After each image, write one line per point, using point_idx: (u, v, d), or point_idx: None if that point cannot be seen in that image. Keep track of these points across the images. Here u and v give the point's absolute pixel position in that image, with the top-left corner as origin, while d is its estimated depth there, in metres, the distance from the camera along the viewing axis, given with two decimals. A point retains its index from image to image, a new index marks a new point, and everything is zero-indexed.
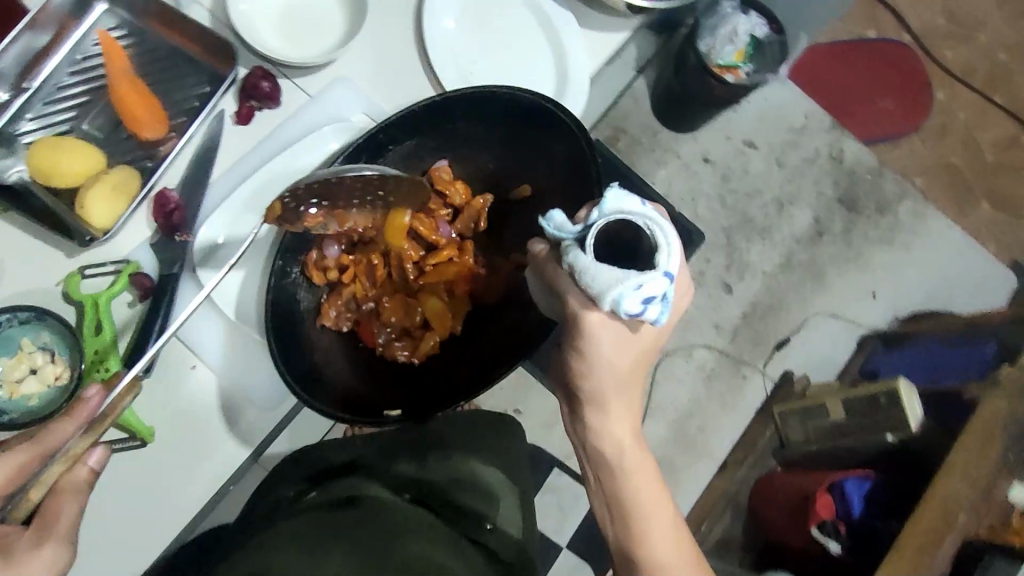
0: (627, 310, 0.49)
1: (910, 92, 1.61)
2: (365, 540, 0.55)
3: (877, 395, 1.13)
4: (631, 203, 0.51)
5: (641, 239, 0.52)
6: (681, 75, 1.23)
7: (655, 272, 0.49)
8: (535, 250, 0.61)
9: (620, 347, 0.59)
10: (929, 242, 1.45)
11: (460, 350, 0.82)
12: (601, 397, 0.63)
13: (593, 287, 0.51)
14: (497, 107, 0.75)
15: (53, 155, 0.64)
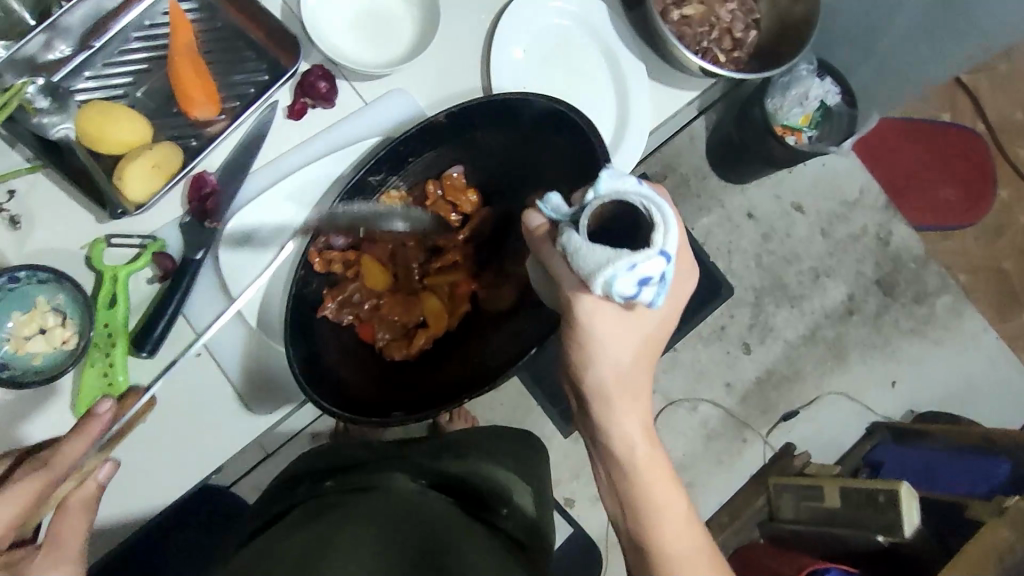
0: (621, 293, 0.47)
1: (974, 186, 1.54)
2: (370, 532, 0.54)
3: (875, 492, 1.06)
4: (626, 184, 0.48)
5: (637, 218, 0.48)
6: (743, 126, 1.15)
7: (649, 252, 0.45)
8: (530, 225, 0.56)
9: (619, 336, 0.55)
10: (962, 342, 1.40)
11: (460, 345, 0.81)
12: (611, 393, 0.57)
13: (585, 269, 0.48)
14: (520, 121, 0.75)
15: (103, 123, 0.68)
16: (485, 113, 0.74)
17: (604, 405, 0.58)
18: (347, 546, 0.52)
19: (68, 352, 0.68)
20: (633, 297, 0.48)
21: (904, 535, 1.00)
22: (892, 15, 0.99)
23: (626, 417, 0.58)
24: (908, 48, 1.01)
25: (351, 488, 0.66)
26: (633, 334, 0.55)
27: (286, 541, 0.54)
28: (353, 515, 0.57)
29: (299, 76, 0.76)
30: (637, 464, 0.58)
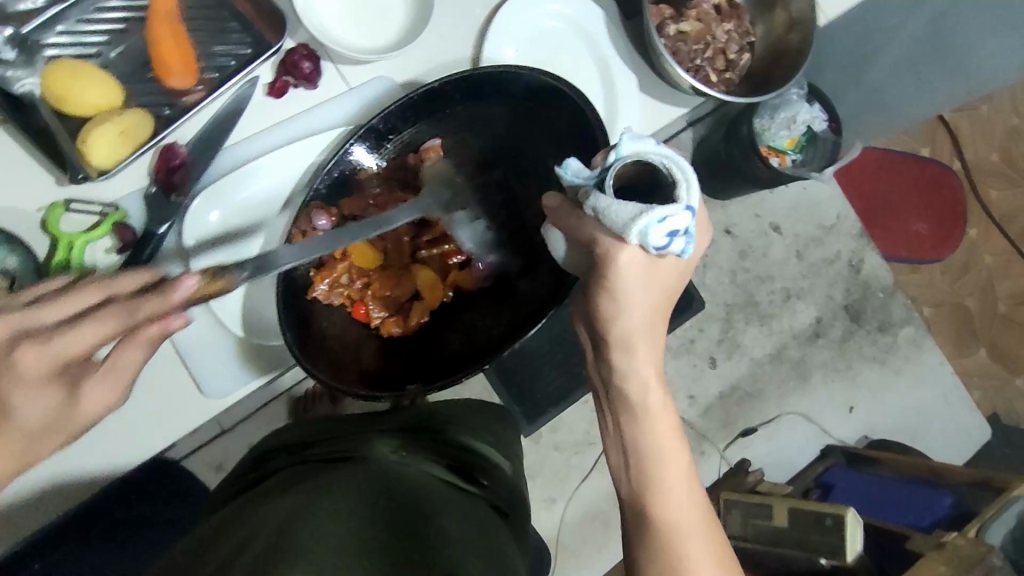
0: (654, 243, 0.48)
1: (945, 225, 1.58)
2: (359, 511, 0.52)
3: (823, 514, 1.08)
4: (645, 145, 0.49)
5: (659, 176, 0.49)
6: (729, 144, 1.15)
7: (677, 205, 0.47)
8: (549, 199, 0.58)
9: (650, 287, 0.54)
10: (920, 374, 1.43)
11: (454, 314, 0.81)
12: (633, 341, 0.56)
13: (615, 227, 0.49)
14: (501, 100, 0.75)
15: (71, 83, 0.65)
16: (467, 88, 0.73)
17: (623, 353, 0.56)
18: (322, 523, 0.49)
19: None
20: (665, 247, 0.49)
21: (847, 560, 1.04)
22: (883, 48, 1.00)
23: (644, 369, 0.57)
24: (896, 83, 1.03)
25: (325, 461, 0.62)
26: (661, 283, 0.54)
27: (254, 518, 0.51)
28: (328, 489, 0.54)
29: (283, 53, 0.74)
30: (649, 414, 0.57)
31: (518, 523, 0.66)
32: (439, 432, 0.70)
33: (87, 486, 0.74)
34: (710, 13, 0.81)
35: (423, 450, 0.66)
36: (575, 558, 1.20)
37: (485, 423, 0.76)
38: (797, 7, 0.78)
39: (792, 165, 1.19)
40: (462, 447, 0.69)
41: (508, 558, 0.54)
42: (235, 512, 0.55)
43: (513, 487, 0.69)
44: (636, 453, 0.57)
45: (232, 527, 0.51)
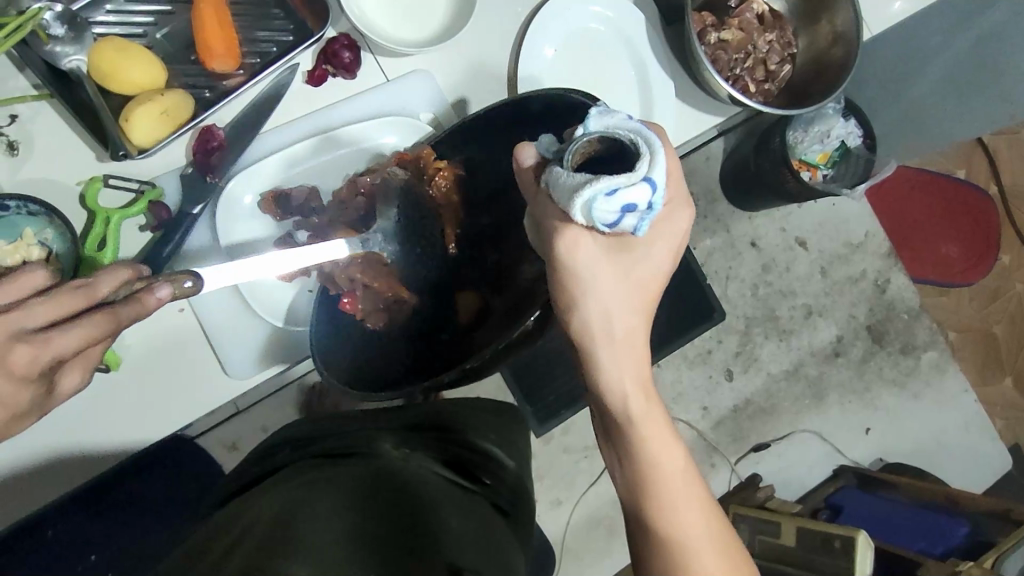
0: (602, 219, 0.44)
1: (976, 249, 1.55)
2: (361, 503, 0.53)
3: (831, 537, 1.06)
4: (615, 118, 0.45)
5: (626, 152, 0.44)
6: (760, 156, 1.14)
7: (631, 177, 0.42)
8: (519, 163, 0.54)
9: (617, 289, 0.55)
10: (941, 399, 1.41)
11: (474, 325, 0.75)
12: (615, 336, 0.56)
13: (565, 202, 0.45)
14: (537, 130, 0.70)
15: (115, 60, 0.66)
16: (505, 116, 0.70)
17: (606, 350, 0.56)
18: (320, 517, 0.50)
19: None
20: (616, 223, 0.44)
21: None
22: (927, 63, 0.98)
23: (628, 364, 0.56)
24: (935, 100, 1.00)
25: (329, 454, 0.63)
26: (628, 285, 0.55)
27: (256, 507, 0.53)
28: (330, 482, 0.55)
29: (324, 42, 0.74)
30: (630, 413, 0.56)
31: (524, 523, 0.67)
32: (443, 428, 0.70)
33: (105, 458, 0.75)
34: (753, 22, 0.80)
35: (428, 448, 0.66)
36: (577, 562, 1.20)
37: (490, 422, 0.75)
38: (842, 20, 0.76)
39: (823, 180, 1.17)
40: (467, 443, 0.68)
41: (509, 557, 0.55)
42: (238, 503, 0.56)
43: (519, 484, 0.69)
44: (624, 442, 0.57)
45: (234, 515, 0.53)
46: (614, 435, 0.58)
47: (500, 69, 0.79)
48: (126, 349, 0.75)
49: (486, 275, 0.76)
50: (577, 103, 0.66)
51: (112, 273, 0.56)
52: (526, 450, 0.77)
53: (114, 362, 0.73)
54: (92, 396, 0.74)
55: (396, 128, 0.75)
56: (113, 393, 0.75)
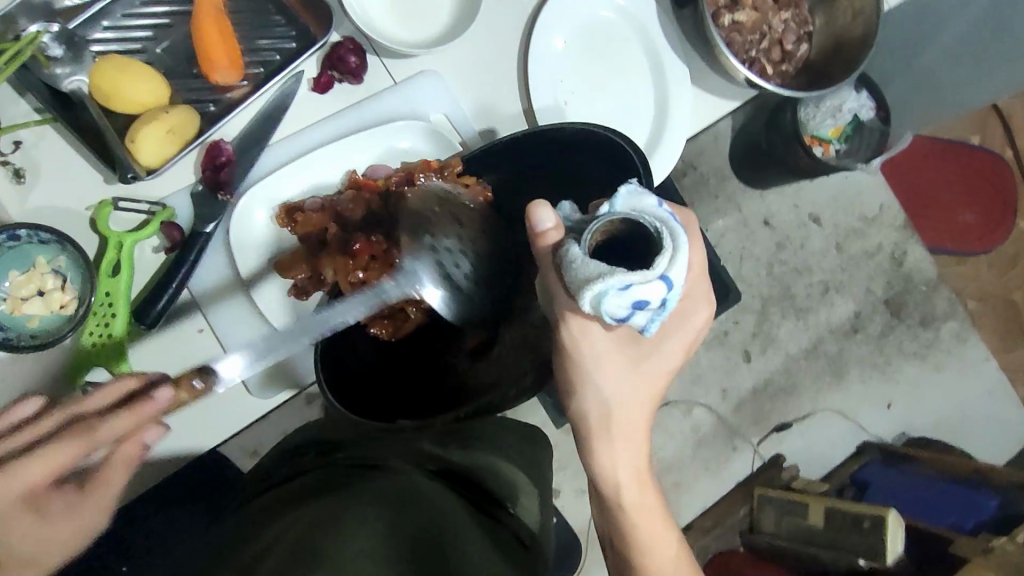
0: (611, 313, 0.40)
1: (993, 215, 1.52)
2: (390, 519, 0.52)
3: (861, 517, 1.05)
4: (643, 203, 0.42)
5: (646, 241, 0.42)
6: (772, 134, 1.11)
7: (647, 274, 0.39)
8: (536, 228, 0.48)
9: (617, 382, 0.54)
10: (963, 370, 1.39)
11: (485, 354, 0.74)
12: (614, 428, 0.55)
13: (575, 283, 0.42)
14: (569, 158, 0.71)
15: (117, 79, 0.65)
16: (541, 147, 0.70)
17: (604, 439, 0.56)
18: (350, 532, 0.49)
19: (66, 318, 0.66)
20: (625, 319, 0.41)
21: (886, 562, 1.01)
22: (945, 27, 0.95)
23: (623, 461, 0.56)
24: (954, 66, 0.98)
25: (354, 463, 0.63)
26: (629, 378, 0.54)
27: (277, 528, 0.52)
28: (358, 496, 0.54)
29: (328, 47, 0.73)
30: (625, 506, 0.56)
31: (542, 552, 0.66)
32: (468, 442, 0.70)
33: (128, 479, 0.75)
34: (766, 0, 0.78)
35: (454, 462, 0.66)
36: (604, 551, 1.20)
37: (516, 444, 0.76)
38: None
39: (835, 154, 1.15)
40: (490, 466, 0.69)
41: None
42: (258, 520, 0.56)
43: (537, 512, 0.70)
44: (617, 531, 0.57)
45: (255, 535, 0.53)
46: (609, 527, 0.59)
47: (509, 64, 0.77)
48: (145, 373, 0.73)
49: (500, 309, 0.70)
50: (594, 133, 0.68)
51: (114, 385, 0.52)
52: (549, 474, 0.78)
53: None
54: None
55: (407, 131, 0.74)
56: None
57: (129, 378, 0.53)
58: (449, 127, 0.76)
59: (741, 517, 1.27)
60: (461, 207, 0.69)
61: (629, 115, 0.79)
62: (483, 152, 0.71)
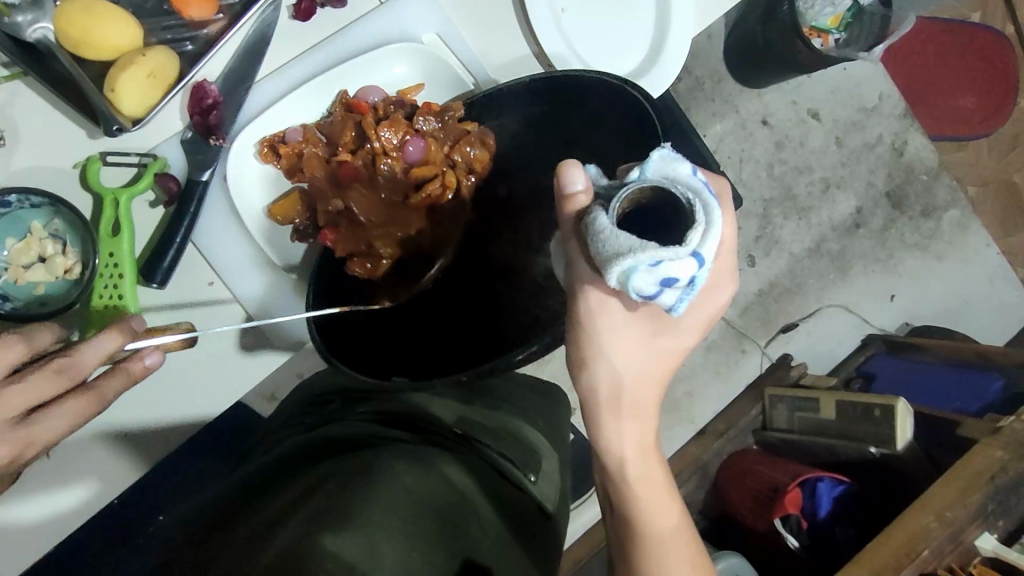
0: (639, 289, 0.39)
1: (995, 97, 1.48)
2: (426, 475, 0.57)
3: (871, 407, 1.06)
4: (677, 172, 0.40)
5: (678, 211, 0.40)
6: (768, 28, 1.06)
7: (679, 251, 0.37)
8: (566, 187, 0.46)
9: (628, 357, 0.53)
10: (963, 257, 1.40)
11: (477, 310, 0.72)
12: (622, 404, 0.55)
13: (602, 255, 0.40)
14: (580, 106, 0.67)
15: (86, 22, 0.61)
16: (556, 93, 0.67)
17: (615, 413, 0.55)
18: (390, 477, 0.54)
19: (72, 282, 0.65)
20: (653, 295, 0.40)
21: (896, 448, 1.01)
22: None
23: (630, 435, 0.56)
24: None
25: (387, 419, 0.69)
26: (639, 351, 0.52)
27: (321, 468, 0.58)
28: (399, 450, 0.59)
29: None
30: (629, 477, 0.57)
31: (561, 525, 0.72)
32: (491, 409, 0.79)
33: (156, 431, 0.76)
34: None
35: (475, 424, 0.74)
36: None
37: (539, 410, 0.87)
38: None
39: (835, 45, 1.11)
40: (508, 431, 0.77)
41: (528, 558, 0.61)
42: (302, 464, 0.62)
43: (558, 476, 0.77)
44: (622, 503, 0.58)
45: (299, 476, 0.59)
46: (614, 497, 0.59)
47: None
48: None
49: (490, 260, 0.74)
50: (611, 85, 0.63)
51: (102, 344, 0.60)
52: (564, 436, 0.88)
53: None
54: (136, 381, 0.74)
55: (402, 56, 0.72)
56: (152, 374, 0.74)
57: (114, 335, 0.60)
58: (445, 49, 0.74)
59: (752, 418, 1.30)
60: (461, 153, 0.70)
61: (631, 25, 0.78)
62: (488, 99, 0.69)
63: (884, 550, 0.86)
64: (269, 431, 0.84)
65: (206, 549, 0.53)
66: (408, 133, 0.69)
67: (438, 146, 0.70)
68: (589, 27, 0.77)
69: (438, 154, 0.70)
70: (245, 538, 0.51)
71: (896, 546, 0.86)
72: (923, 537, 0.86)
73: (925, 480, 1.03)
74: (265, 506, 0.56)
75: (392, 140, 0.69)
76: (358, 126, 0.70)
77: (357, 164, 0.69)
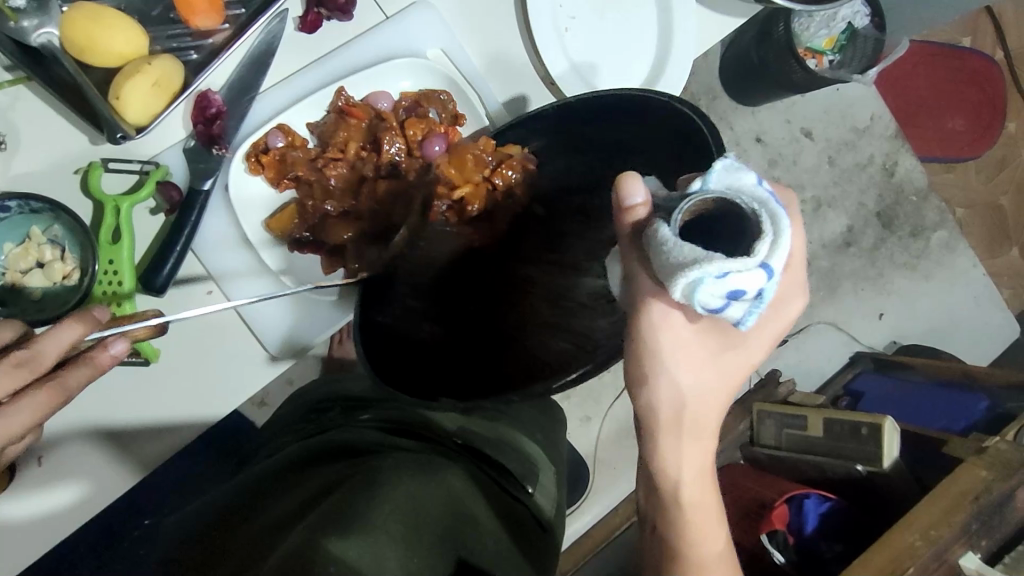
0: (705, 301, 0.40)
1: (983, 120, 1.51)
2: (428, 486, 0.58)
3: (860, 424, 1.07)
4: (740, 182, 0.41)
5: (743, 222, 0.41)
6: (764, 47, 1.07)
7: (748, 262, 0.38)
8: (625, 198, 0.48)
9: (693, 372, 0.54)
10: (951, 277, 1.42)
11: (497, 331, 0.68)
12: (684, 424, 0.56)
13: (667, 267, 0.41)
14: (595, 126, 0.67)
15: (92, 29, 0.60)
16: (587, 112, 0.66)
17: (676, 438, 0.56)
18: (393, 488, 0.55)
19: (70, 289, 0.65)
20: (721, 307, 0.40)
21: (884, 467, 1.02)
22: None
23: (688, 461, 0.58)
24: None
25: (387, 429, 0.71)
26: (707, 367, 0.53)
27: (326, 476, 0.61)
28: (403, 461, 0.60)
29: None
30: (683, 502, 0.59)
31: (557, 535, 0.76)
32: (493, 418, 0.82)
33: (145, 438, 0.75)
34: None
35: (477, 435, 0.77)
36: (613, 472, 1.20)
37: (535, 421, 0.89)
38: None
39: (829, 66, 1.13)
40: (510, 438, 0.81)
41: (528, 565, 0.63)
42: (307, 471, 0.65)
43: (556, 489, 0.82)
44: (670, 525, 0.61)
45: (305, 482, 0.62)
46: (659, 518, 0.62)
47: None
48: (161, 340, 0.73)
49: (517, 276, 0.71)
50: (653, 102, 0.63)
51: (62, 334, 0.55)
52: (563, 448, 0.91)
53: (150, 354, 0.72)
54: (128, 386, 0.74)
55: (408, 70, 0.73)
56: (148, 381, 0.75)
57: (75, 323, 0.56)
58: (451, 65, 0.75)
59: (740, 433, 1.31)
60: (502, 177, 0.70)
61: (631, 45, 0.79)
62: (529, 120, 0.68)
63: (870, 568, 0.87)
64: (268, 438, 0.86)
65: (211, 545, 0.58)
66: (430, 132, 0.72)
67: (467, 156, 0.70)
68: (592, 43, 0.78)
69: (475, 172, 0.70)
70: (249, 543, 0.55)
71: (882, 563, 0.86)
72: (910, 557, 0.87)
73: (910, 499, 1.03)
74: (271, 509, 0.59)
75: (413, 139, 0.72)
76: (354, 131, 0.72)
77: (361, 161, 0.72)
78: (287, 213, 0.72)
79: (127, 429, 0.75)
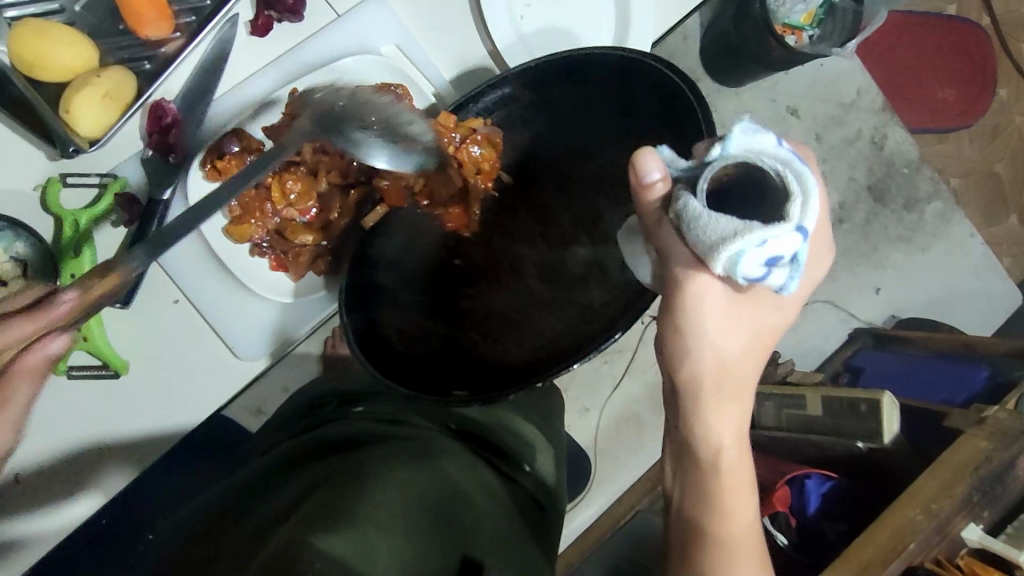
0: (748, 270, 0.42)
1: (973, 88, 1.50)
2: (418, 476, 0.57)
3: (857, 401, 1.03)
4: (761, 145, 0.43)
5: (767, 183, 0.43)
6: (741, 26, 1.06)
7: (786, 226, 0.40)
8: (643, 176, 0.49)
9: (729, 339, 0.55)
10: (949, 248, 1.40)
11: (496, 313, 0.76)
12: (726, 381, 0.58)
13: (703, 238, 0.43)
14: (577, 97, 0.73)
15: (39, 45, 0.61)
16: (568, 74, 0.71)
17: (719, 399, 0.59)
18: (381, 484, 0.54)
19: None
20: (761, 275, 0.43)
21: (885, 442, 0.99)
22: None
23: (731, 426, 0.60)
24: None
25: (378, 419, 0.71)
26: (746, 329, 0.56)
27: (316, 473, 0.60)
28: (393, 455, 0.59)
29: None
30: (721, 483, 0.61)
31: (555, 509, 0.76)
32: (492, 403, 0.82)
33: (119, 451, 0.75)
34: None
35: (473, 419, 0.77)
36: (615, 462, 1.20)
37: (532, 404, 0.89)
38: None
39: (809, 42, 1.12)
40: (511, 421, 0.82)
41: (527, 541, 0.62)
42: (298, 469, 0.64)
43: (553, 469, 0.81)
44: (701, 503, 0.62)
45: (296, 481, 0.61)
46: (688, 496, 0.63)
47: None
48: (129, 350, 0.73)
49: (507, 257, 0.78)
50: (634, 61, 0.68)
51: None
52: (560, 428, 0.92)
53: (119, 364, 0.72)
54: (98, 401, 0.73)
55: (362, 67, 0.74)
56: (119, 393, 0.74)
57: None
58: (408, 61, 0.75)
59: None
60: (468, 153, 0.70)
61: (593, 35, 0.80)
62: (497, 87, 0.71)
63: (870, 544, 0.85)
64: (267, 430, 0.86)
65: (205, 545, 0.58)
66: None
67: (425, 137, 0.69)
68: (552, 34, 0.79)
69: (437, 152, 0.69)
70: (238, 545, 0.55)
71: (883, 540, 0.85)
72: (910, 531, 0.85)
73: (913, 474, 1.02)
74: (263, 508, 0.59)
75: None
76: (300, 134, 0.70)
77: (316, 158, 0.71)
78: (247, 216, 0.72)
79: (98, 444, 0.74)
